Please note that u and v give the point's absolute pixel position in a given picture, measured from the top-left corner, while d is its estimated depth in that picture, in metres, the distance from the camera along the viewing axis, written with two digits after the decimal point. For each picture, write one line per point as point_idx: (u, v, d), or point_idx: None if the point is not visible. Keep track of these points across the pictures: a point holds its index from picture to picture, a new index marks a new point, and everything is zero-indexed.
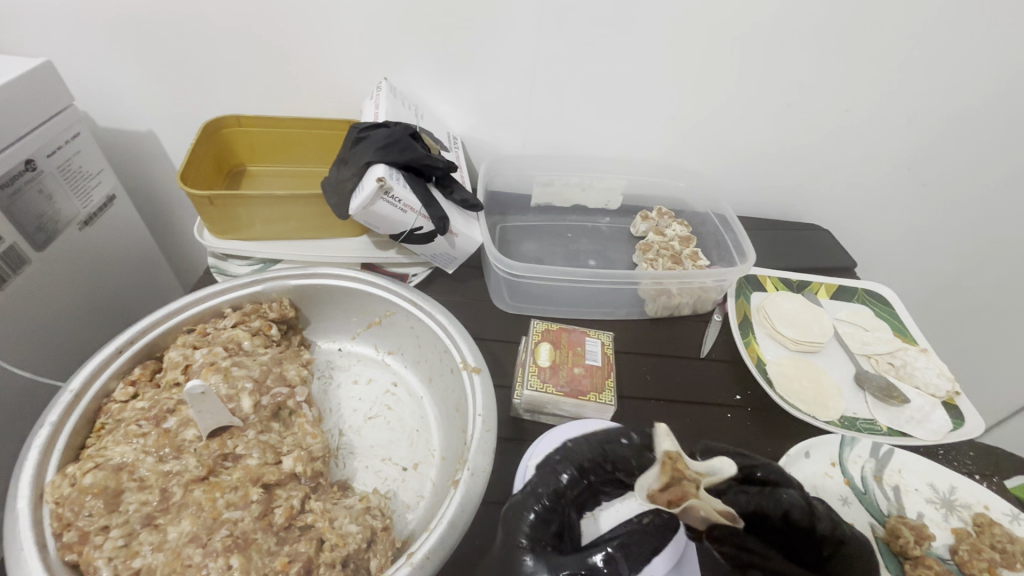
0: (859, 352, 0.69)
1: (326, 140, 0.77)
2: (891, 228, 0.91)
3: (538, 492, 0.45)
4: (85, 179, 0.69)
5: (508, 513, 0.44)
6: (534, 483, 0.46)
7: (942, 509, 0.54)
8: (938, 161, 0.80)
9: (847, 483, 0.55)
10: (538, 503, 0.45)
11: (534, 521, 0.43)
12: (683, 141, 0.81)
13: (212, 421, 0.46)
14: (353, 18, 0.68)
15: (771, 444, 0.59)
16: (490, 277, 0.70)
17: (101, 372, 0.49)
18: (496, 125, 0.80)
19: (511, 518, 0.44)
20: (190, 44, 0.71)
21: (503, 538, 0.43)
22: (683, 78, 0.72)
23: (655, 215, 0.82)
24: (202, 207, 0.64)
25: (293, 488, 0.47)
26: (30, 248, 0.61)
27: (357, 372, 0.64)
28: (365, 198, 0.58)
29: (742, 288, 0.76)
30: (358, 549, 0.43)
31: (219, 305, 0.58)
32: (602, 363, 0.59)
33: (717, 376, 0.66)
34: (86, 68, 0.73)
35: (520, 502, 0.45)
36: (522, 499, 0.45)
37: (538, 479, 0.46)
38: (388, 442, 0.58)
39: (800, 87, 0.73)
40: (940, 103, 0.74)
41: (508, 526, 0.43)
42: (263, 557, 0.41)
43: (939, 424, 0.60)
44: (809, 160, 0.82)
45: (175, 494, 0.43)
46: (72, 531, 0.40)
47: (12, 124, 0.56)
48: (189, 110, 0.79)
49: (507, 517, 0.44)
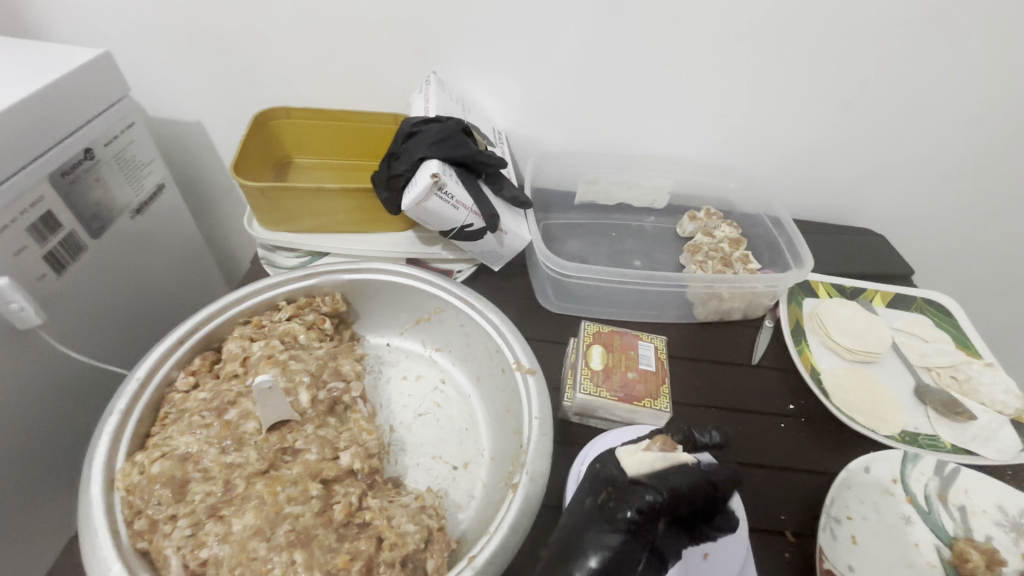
0: (919, 364, 0.66)
1: (371, 135, 0.77)
2: (949, 234, 0.87)
3: (615, 517, 0.40)
4: (137, 168, 0.70)
5: (565, 539, 0.42)
6: (599, 504, 0.42)
7: (1011, 533, 0.51)
8: (1004, 165, 0.77)
9: (909, 501, 0.53)
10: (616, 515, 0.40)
11: (620, 537, 0.40)
12: (733, 140, 0.78)
13: (274, 414, 0.47)
14: (404, 13, 0.68)
15: (827, 457, 0.57)
16: (537, 277, 0.70)
17: (163, 363, 0.50)
18: (542, 121, 0.78)
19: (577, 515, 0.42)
20: (241, 38, 0.72)
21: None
22: (736, 76, 0.70)
23: (703, 215, 0.79)
24: (253, 198, 0.65)
25: (350, 484, 0.46)
26: (87, 235, 0.63)
27: (406, 368, 0.64)
28: (420, 194, 0.58)
29: (794, 293, 0.74)
30: (416, 549, 0.42)
31: (274, 297, 0.58)
32: (656, 368, 0.58)
33: (770, 385, 0.64)
34: (142, 59, 0.75)
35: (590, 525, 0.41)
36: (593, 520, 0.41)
37: (592, 490, 0.43)
38: (438, 439, 0.57)
39: (860, 84, 0.70)
40: (1008, 103, 0.70)
41: (573, 550, 0.40)
42: (324, 553, 0.41)
43: (1007, 443, 0.58)
44: (866, 161, 0.79)
45: (238, 485, 0.43)
46: (142, 519, 0.41)
47: (71, 115, 0.57)
48: (236, 101, 0.80)
49: (580, 543, 0.41)
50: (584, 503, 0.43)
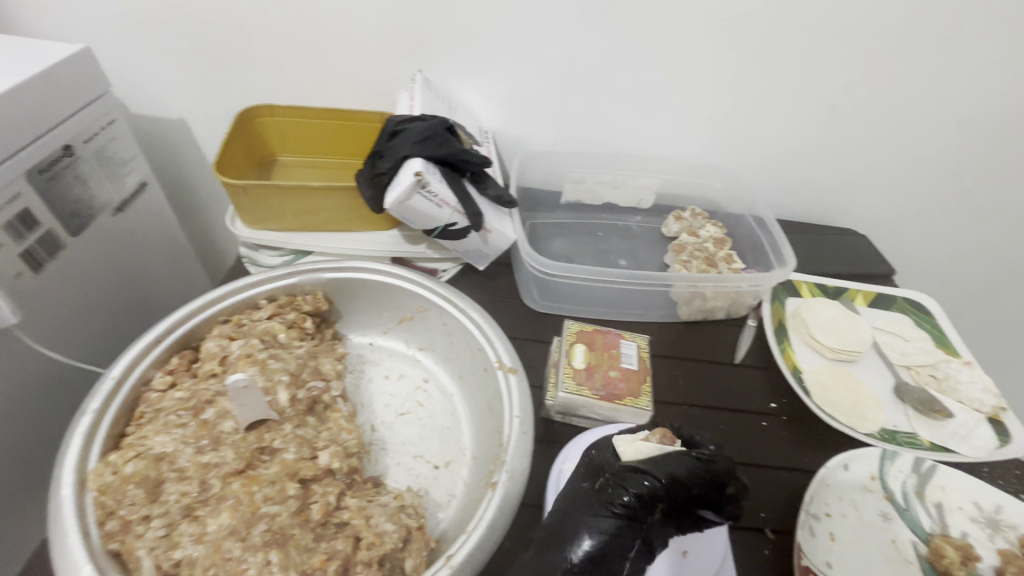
0: (898, 363, 0.67)
1: (356, 133, 0.77)
2: (930, 234, 0.88)
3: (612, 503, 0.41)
4: (118, 165, 0.70)
5: (559, 520, 0.42)
6: (597, 488, 0.43)
7: (986, 529, 0.52)
8: (984, 166, 0.78)
9: (888, 498, 0.53)
10: (613, 500, 0.41)
11: (616, 521, 0.41)
12: (718, 140, 0.79)
13: (252, 414, 0.46)
14: (389, 11, 0.67)
15: (807, 455, 0.58)
16: (522, 276, 0.70)
17: (139, 362, 0.49)
18: (529, 120, 0.78)
19: (572, 504, 0.43)
20: (225, 35, 0.71)
21: (594, 566, 0.40)
22: (721, 77, 0.71)
23: (689, 215, 0.80)
24: (235, 196, 0.64)
25: (328, 484, 0.46)
26: (66, 233, 0.62)
27: (388, 367, 0.64)
28: (403, 192, 0.57)
29: (777, 293, 0.74)
30: (394, 549, 0.42)
31: (255, 296, 0.58)
32: (638, 367, 0.58)
33: (752, 383, 0.64)
34: (124, 55, 0.74)
35: (586, 508, 0.42)
36: (589, 503, 0.42)
37: (589, 475, 0.44)
38: (419, 438, 0.57)
39: (844, 85, 0.70)
40: (988, 105, 0.71)
41: (568, 531, 0.41)
42: (300, 553, 0.41)
43: (983, 441, 0.59)
44: (849, 162, 0.79)
45: (214, 485, 0.43)
46: (114, 520, 0.40)
47: (49, 110, 0.56)
48: (220, 99, 0.79)
49: (575, 525, 0.41)
50: (581, 486, 0.44)
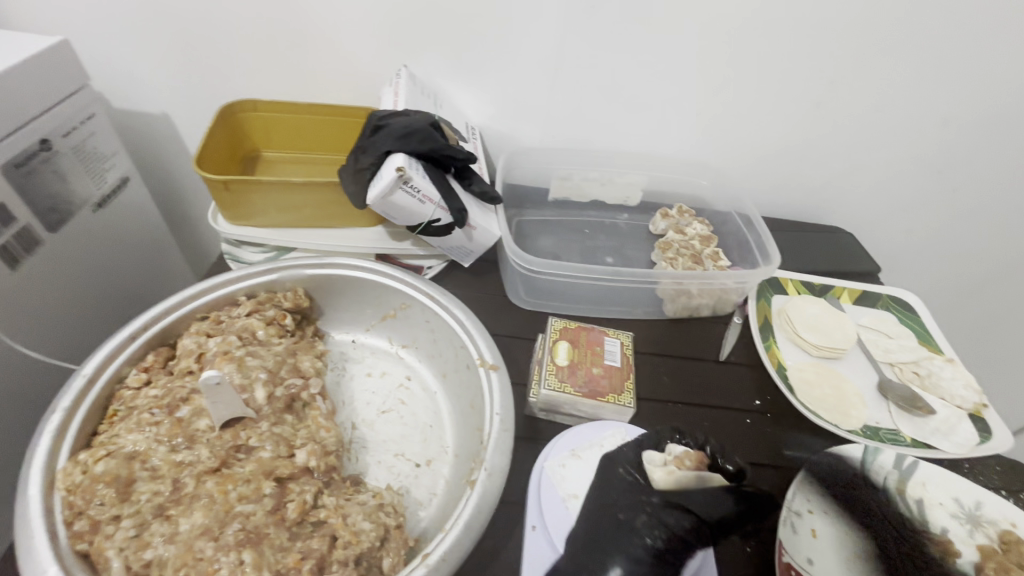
0: (882, 360, 0.67)
1: (341, 129, 0.76)
2: (916, 233, 0.89)
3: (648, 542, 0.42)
4: (99, 160, 0.68)
5: (585, 552, 0.42)
6: (636, 525, 0.43)
7: (967, 525, 0.52)
8: (968, 165, 0.78)
9: (869, 491, 0.53)
10: (648, 537, 0.42)
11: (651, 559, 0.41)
12: (705, 138, 0.79)
13: (227, 412, 0.46)
14: (374, 5, 0.67)
15: (791, 452, 0.58)
16: (507, 273, 0.69)
17: (114, 359, 0.49)
18: (516, 116, 0.78)
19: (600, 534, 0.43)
20: (207, 28, 0.70)
21: None
22: (707, 73, 0.71)
23: (675, 213, 0.80)
24: (216, 191, 0.63)
25: (305, 482, 0.45)
26: (44, 228, 0.61)
27: (371, 364, 0.63)
28: (385, 187, 0.57)
29: (763, 290, 0.74)
30: (371, 547, 0.42)
31: (234, 293, 0.57)
32: (621, 364, 0.58)
33: (737, 381, 0.64)
34: (105, 48, 0.73)
35: (619, 541, 0.42)
36: (619, 535, 0.42)
37: (624, 506, 0.44)
38: (401, 436, 0.56)
39: (830, 82, 0.71)
40: (972, 104, 0.71)
41: (595, 565, 0.41)
42: (275, 553, 0.40)
43: (965, 437, 0.59)
44: (835, 160, 0.80)
45: (187, 485, 0.42)
46: (83, 520, 0.39)
47: (24, 103, 0.55)
48: (203, 93, 0.78)
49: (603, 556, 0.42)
50: (614, 518, 0.43)
